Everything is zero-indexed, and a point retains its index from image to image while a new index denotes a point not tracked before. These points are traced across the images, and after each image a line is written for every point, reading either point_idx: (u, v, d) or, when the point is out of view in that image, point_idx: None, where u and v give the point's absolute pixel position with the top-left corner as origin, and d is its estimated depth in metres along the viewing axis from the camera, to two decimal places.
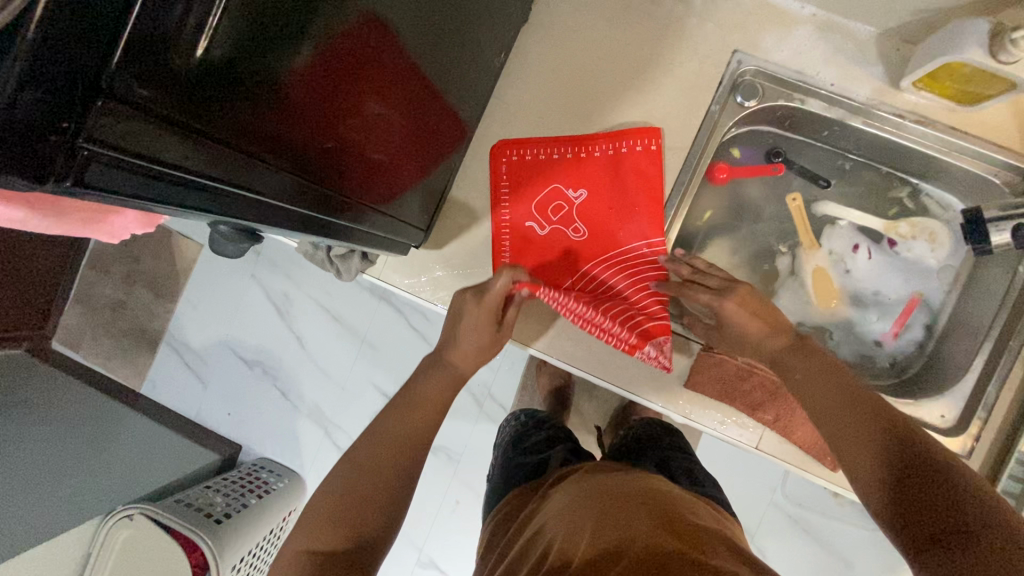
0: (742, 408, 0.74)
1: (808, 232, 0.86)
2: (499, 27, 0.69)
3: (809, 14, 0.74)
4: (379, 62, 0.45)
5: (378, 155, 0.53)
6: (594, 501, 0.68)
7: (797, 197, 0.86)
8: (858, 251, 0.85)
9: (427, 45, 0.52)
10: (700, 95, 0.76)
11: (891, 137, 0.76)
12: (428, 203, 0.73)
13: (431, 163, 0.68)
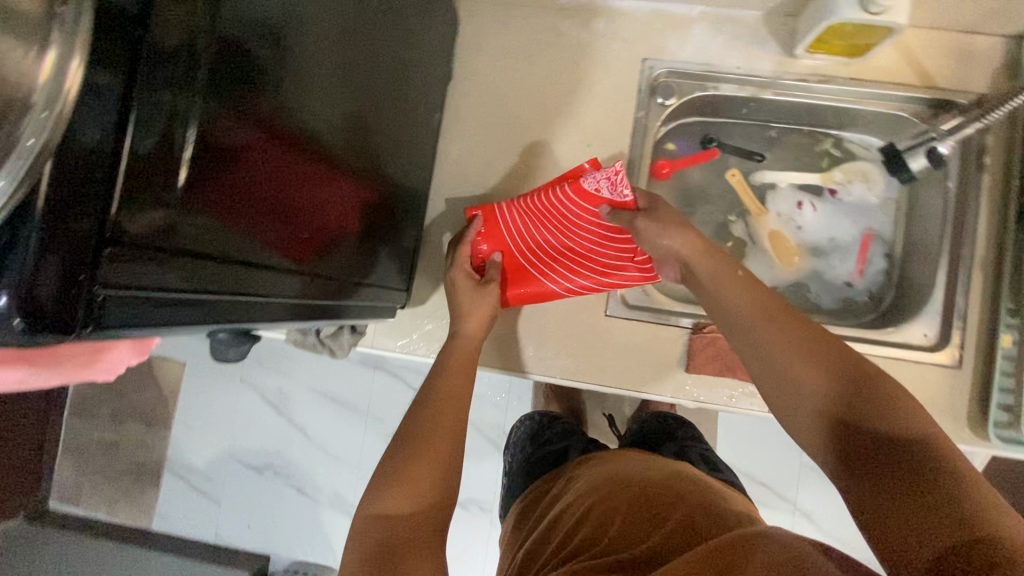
0: (744, 377, 0.77)
1: (753, 201, 0.90)
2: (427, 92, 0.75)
3: (700, 13, 0.81)
4: (326, 169, 0.50)
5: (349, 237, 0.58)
6: (624, 484, 0.73)
7: (735, 172, 0.91)
8: (803, 206, 0.90)
9: (367, 141, 0.59)
10: (625, 105, 0.82)
11: (803, 99, 0.83)
12: (399, 268, 0.76)
13: (392, 233, 0.72)
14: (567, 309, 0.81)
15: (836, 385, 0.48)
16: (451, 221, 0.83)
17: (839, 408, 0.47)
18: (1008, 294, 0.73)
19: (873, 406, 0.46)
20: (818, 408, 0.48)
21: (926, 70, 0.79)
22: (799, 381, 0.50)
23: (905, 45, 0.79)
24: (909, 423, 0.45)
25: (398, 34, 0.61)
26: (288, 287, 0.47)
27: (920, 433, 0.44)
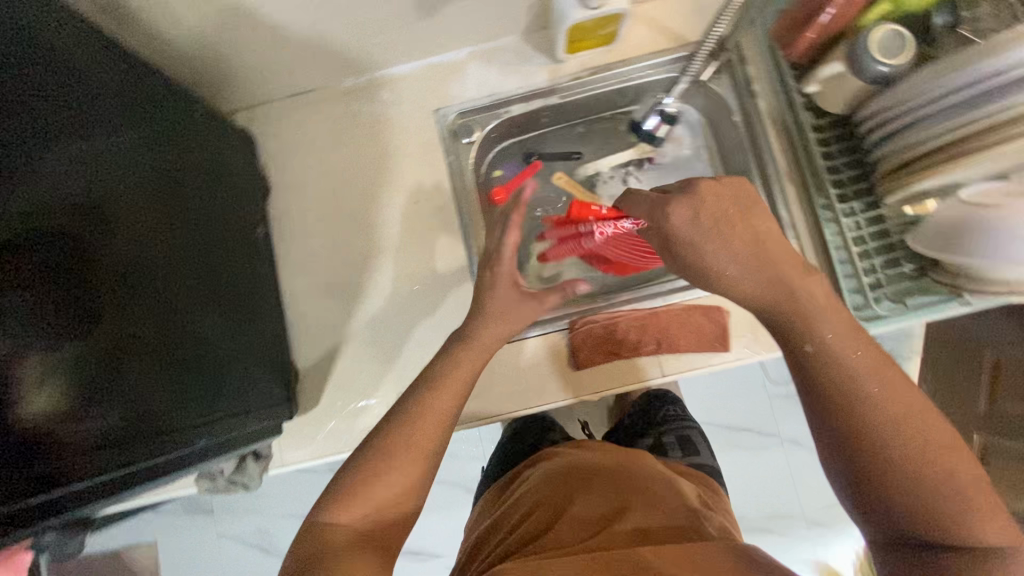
0: (630, 354, 0.81)
1: (585, 193, 0.96)
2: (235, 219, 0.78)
3: (468, 53, 0.88)
4: (141, 343, 0.56)
5: (195, 389, 0.63)
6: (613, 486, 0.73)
7: (561, 173, 0.97)
8: (629, 182, 0.96)
9: (174, 302, 0.62)
10: (435, 155, 0.87)
11: (586, 93, 0.90)
12: (270, 393, 0.77)
13: (247, 365, 0.74)
14: None
15: (908, 433, 0.51)
16: (315, 316, 0.85)
17: (881, 462, 0.52)
18: (812, 194, 0.80)
19: (944, 485, 0.50)
20: (882, 463, 0.52)
21: (677, 29, 0.86)
22: (863, 423, 0.52)
23: (651, 17, 0.87)
24: (970, 522, 0.50)
25: (178, 196, 0.66)
26: (97, 467, 0.52)
27: (993, 541, 0.50)
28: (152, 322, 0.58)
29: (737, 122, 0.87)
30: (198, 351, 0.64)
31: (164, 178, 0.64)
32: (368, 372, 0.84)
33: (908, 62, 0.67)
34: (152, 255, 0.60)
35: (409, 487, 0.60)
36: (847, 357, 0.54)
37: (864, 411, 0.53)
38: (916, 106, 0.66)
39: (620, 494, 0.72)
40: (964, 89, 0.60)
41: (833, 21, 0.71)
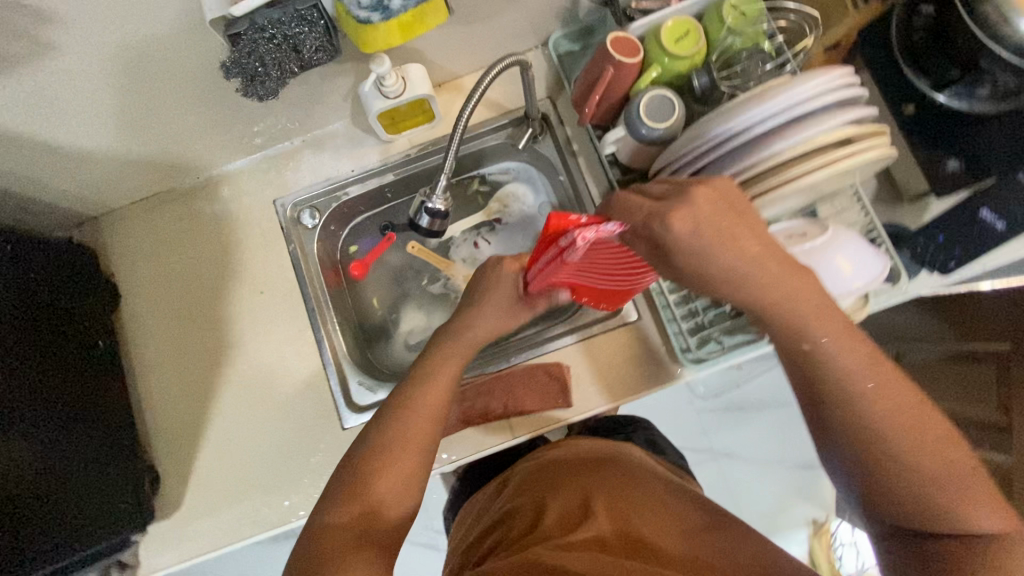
0: (478, 420, 0.82)
1: (439, 259, 0.99)
2: (80, 341, 0.80)
3: (300, 143, 0.91)
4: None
5: (49, 502, 0.68)
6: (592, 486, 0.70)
7: (415, 243, 0.99)
8: (479, 244, 0.99)
9: (17, 424, 0.67)
10: (277, 245, 0.89)
11: (419, 167, 0.92)
12: (123, 506, 0.78)
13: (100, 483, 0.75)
14: (310, 439, 0.84)
15: (909, 442, 0.52)
16: (172, 417, 0.86)
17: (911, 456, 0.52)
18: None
19: (924, 472, 0.52)
20: (890, 449, 0.53)
21: (496, 98, 0.90)
22: (862, 421, 0.53)
23: (470, 89, 0.91)
24: (977, 488, 0.52)
25: (13, 323, 0.70)
26: None
27: (987, 529, 0.51)
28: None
29: (563, 180, 0.91)
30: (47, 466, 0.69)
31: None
32: (226, 468, 0.84)
33: (679, 121, 0.71)
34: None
35: (397, 491, 0.60)
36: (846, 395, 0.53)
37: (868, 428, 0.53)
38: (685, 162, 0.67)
39: (616, 499, 0.68)
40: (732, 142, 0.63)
41: (614, 88, 0.74)
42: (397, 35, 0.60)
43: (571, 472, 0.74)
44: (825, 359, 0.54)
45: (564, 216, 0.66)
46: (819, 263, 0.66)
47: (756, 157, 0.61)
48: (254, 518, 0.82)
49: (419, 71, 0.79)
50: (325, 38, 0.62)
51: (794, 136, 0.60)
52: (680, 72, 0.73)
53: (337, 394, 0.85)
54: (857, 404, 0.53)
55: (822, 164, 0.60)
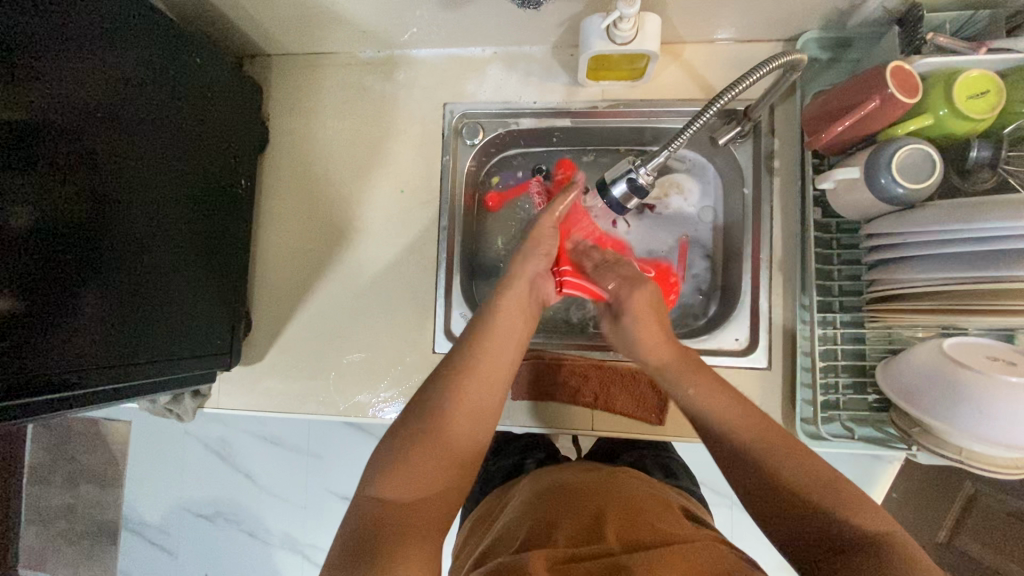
0: (565, 400, 0.80)
1: None
2: (225, 180, 0.80)
3: (491, 54, 0.85)
4: (116, 260, 0.64)
5: (166, 307, 0.71)
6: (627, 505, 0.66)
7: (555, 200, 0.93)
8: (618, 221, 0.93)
9: (156, 222, 0.69)
10: (431, 149, 0.86)
11: (599, 124, 0.85)
12: (218, 348, 0.80)
13: (205, 320, 0.78)
14: (399, 350, 0.84)
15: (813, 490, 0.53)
16: (281, 276, 0.87)
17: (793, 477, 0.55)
18: (791, 293, 0.77)
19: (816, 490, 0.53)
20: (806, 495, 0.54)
21: (711, 82, 0.81)
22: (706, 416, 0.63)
23: (687, 62, 0.81)
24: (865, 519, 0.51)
25: (174, 127, 0.71)
26: (83, 369, 0.61)
27: None
28: (112, 261, 0.63)
29: (745, 194, 0.82)
30: (170, 271, 0.71)
31: (164, 127, 0.69)
32: (313, 345, 0.85)
33: (926, 190, 0.61)
34: (136, 182, 0.66)
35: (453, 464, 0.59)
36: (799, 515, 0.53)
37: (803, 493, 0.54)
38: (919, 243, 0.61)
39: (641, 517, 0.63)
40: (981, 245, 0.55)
41: (866, 123, 0.64)
42: None
43: (623, 488, 0.70)
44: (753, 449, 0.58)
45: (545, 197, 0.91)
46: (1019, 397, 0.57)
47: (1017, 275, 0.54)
48: (324, 400, 0.84)
49: (656, 25, 0.71)
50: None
51: None
52: (954, 132, 0.62)
53: (439, 319, 0.83)
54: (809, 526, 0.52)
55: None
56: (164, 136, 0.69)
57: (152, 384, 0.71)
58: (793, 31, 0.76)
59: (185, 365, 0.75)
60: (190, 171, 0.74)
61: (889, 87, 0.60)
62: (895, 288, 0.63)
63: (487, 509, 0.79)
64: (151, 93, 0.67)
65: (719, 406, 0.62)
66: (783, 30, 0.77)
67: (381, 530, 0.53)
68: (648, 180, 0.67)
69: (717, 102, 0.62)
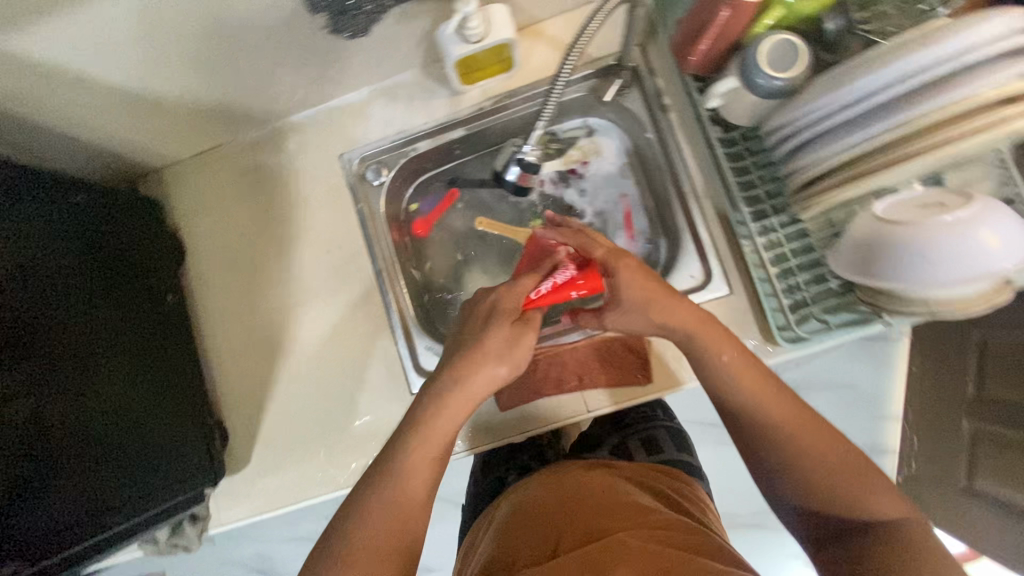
0: (553, 393, 0.78)
1: (510, 227, 0.95)
2: (153, 302, 0.79)
3: (368, 93, 0.86)
4: (56, 411, 0.62)
5: (131, 441, 0.69)
6: (601, 491, 0.67)
7: (483, 220, 0.96)
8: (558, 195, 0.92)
9: (94, 363, 0.68)
10: (342, 203, 0.85)
11: (493, 120, 0.86)
12: (199, 470, 0.77)
13: (178, 439, 0.75)
14: (377, 403, 0.82)
15: (841, 480, 0.59)
16: (239, 375, 0.85)
17: (872, 552, 0.55)
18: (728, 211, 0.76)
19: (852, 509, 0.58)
20: (799, 468, 0.60)
21: (580, 47, 0.82)
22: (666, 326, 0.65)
23: (552, 36, 0.83)
24: (884, 504, 0.57)
25: (82, 265, 0.70)
26: (30, 533, 0.60)
27: None
28: (45, 428, 0.61)
29: (650, 139, 0.84)
30: (126, 404, 0.70)
31: (69, 271, 0.68)
32: (294, 429, 0.83)
33: (801, 71, 0.62)
34: (54, 332, 0.65)
35: (404, 519, 0.59)
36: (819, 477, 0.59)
37: (806, 474, 0.60)
38: (802, 124, 0.62)
39: (595, 503, 0.64)
40: (865, 106, 0.57)
41: (727, 32, 0.66)
42: None
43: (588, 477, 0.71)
44: (757, 402, 0.62)
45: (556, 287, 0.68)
46: (963, 242, 0.58)
47: (903, 118, 0.54)
48: (323, 479, 0.81)
49: (504, 13, 0.72)
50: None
51: (965, 85, 0.51)
52: (808, 15, 0.63)
53: (406, 360, 0.82)
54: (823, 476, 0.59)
55: (976, 130, 0.51)
56: (74, 279, 0.68)
57: (132, 519, 0.70)
58: None
59: (165, 490, 0.73)
60: (116, 301, 0.73)
61: None
62: (797, 169, 0.63)
63: (471, 538, 0.76)
64: (44, 242, 0.66)
65: (770, 395, 0.62)
66: None
67: None
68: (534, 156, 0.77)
69: None
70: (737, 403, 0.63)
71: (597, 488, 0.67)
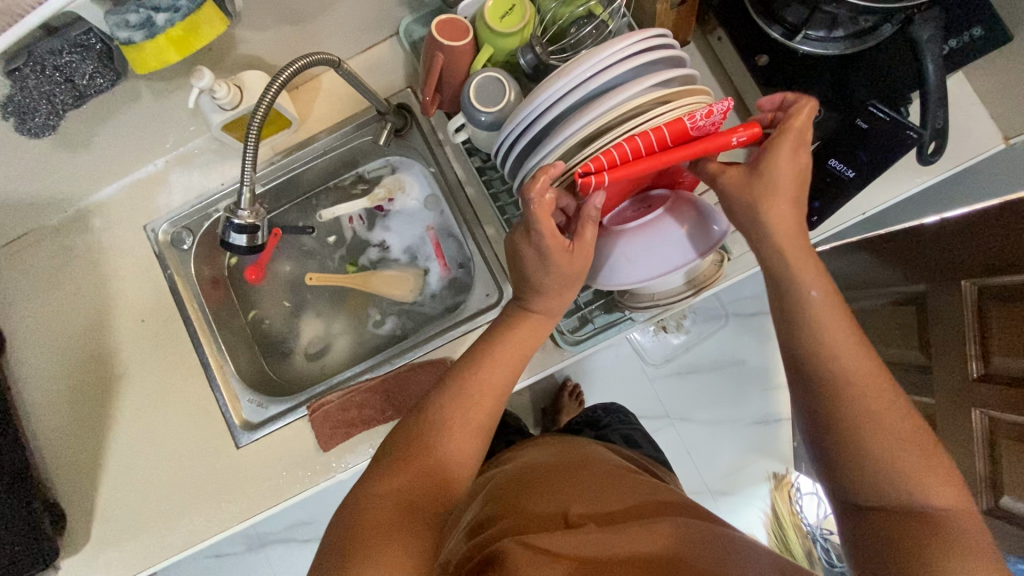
0: (368, 426, 0.81)
1: (340, 278, 0.98)
2: None
3: (165, 163, 0.89)
4: None
5: None
6: (611, 487, 0.67)
7: (314, 274, 0.99)
8: (375, 233, 0.99)
9: None
10: (153, 271, 0.88)
11: (287, 173, 0.90)
12: (19, 542, 0.77)
13: None
14: (208, 461, 0.84)
15: (892, 451, 0.51)
16: (69, 455, 0.86)
17: (900, 526, 0.50)
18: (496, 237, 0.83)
19: (883, 481, 0.51)
20: (851, 427, 0.53)
21: (356, 95, 0.88)
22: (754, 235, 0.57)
23: (329, 89, 0.88)
24: (942, 494, 0.50)
25: None
26: None
27: None
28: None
29: (434, 172, 0.89)
30: None
31: None
32: (130, 500, 0.84)
33: (510, 103, 0.68)
34: None
35: (435, 473, 0.60)
36: (867, 445, 0.52)
37: (863, 433, 0.52)
38: (515, 141, 0.66)
39: (593, 495, 0.64)
40: (551, 116, 0.62)
41: (448, 72, 0.71)
42: (161, 39, 0.59)
43: (602, 470, 0.71)
44: (838, 353, 0.54)
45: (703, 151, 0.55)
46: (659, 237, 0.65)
47: (574, 130, 0.59)
48: (162, 544, 0.83)
49: (259, 78, 0.77)
50: (100, 63, 0.62)
51: (615, 98, 0.59)
52: (513, 51, 0.71)
53: (229, 414, 0.84)
54: (870, 443, 0.52)
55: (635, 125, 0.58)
56: None
57: None
58: (389, 25, 0.84)
59: None
60: None
61: (436, 38, 0.68)
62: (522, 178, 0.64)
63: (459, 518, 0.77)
64: None
65: (854, 347, 0.55)
66: (383, 28, 0.84)
67: (361, 517, 0.56)
68: (249, 218, 0.62)
69: (253, 120, 0.61)
70: (812, 342, 0.55)
71: (620, 484, 0.68)
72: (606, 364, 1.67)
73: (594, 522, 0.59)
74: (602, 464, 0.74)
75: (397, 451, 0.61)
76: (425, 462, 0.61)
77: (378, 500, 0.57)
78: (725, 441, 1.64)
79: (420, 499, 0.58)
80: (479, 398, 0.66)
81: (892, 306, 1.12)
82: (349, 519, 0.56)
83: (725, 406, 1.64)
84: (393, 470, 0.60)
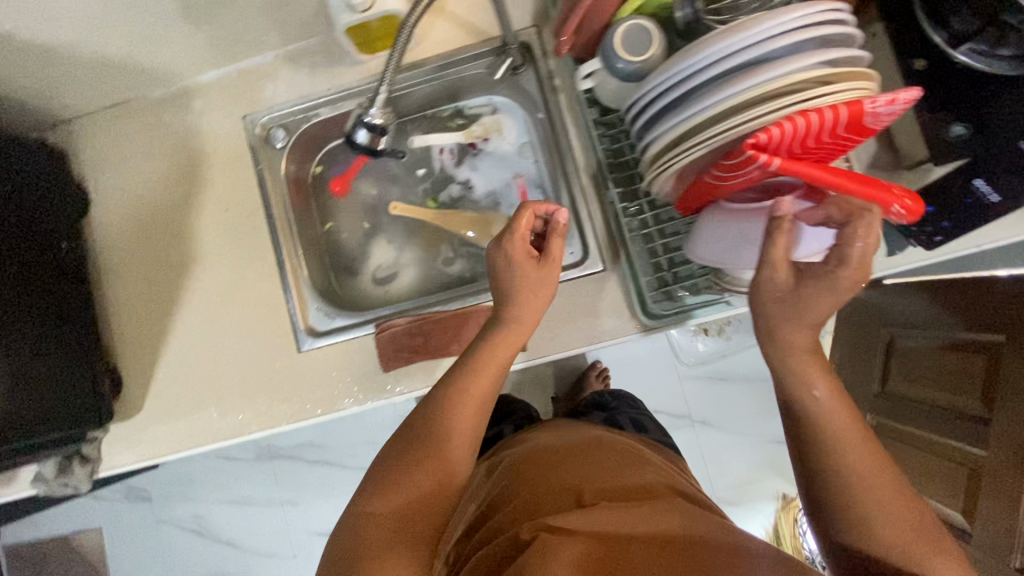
0: (431, 357, 0.82)
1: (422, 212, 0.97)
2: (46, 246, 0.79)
3: (276, 57, 0.88)
4: None
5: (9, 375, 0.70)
6: (612, 472, 0.67)
7: (399, 203, 0.98)
8: (462, 170, 0.97)
9: None
10: (244, 163, 0.88)
11: (393, 91, 0.89)
12: (78, 394, 0.79)
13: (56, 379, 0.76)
14: (267, 359, 0.85)
15: (880, 499, 0.54)
16: (135, 325, 0.87)
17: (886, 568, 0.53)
18: (594, 195, 0.81)
19: (879, 532, 0.53)
20: (839, 473, 0.55)
21: (479, 23, 0.85)
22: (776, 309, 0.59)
23: (454, 11, 0.85)
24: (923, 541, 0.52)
25: None
26: None
27: None
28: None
29: (541, 118, 0.87)
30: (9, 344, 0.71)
31: None
32: (186, 380, 0.86)
33: (654, 56, 0.65)
34: None
35: (442, 475, 0.58)
36: (860, 490, 0.54)
37: (851, 487, 0.55)
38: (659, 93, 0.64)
39: (598, 476, 0.65)
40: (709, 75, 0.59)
41: (594, 12, 0.68)
42: None
43: (605, 451, 0.73)
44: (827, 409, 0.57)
45: (870, 181, 0.53)
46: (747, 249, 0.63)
47: (734, 92, 0.57)
48: (210, 428, 0.85)
49: None
50: None
51: (786, 66, 0.56)
52: (668, 3, 0.67)
53: (296, 318, 0.85)
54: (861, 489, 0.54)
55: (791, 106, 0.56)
56: None
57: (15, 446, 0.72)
58: None
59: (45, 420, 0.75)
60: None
61: None
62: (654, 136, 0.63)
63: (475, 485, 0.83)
64: None
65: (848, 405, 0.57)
66: None
67: (363, 539, 0.54)
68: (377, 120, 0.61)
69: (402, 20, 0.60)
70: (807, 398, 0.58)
71: (623, 467, 0.69)
72: (640, 353, 1.66)
73: (606, 501, 0.60)
74: (599, 446, 0.75)
75: (397, 463, 0.59)
76: (426, 474, 0.58)
77: (376, 519, 0.55)
78: (741, 453, 1.63)
79: (421, 517, 0.56)
80: (473, 406, 0.63)
81: (959, 351, 1.09)
82: (348, 543, 0.55)
83: (749, 419, 1.63)
84: (389, 485, 0.57)
